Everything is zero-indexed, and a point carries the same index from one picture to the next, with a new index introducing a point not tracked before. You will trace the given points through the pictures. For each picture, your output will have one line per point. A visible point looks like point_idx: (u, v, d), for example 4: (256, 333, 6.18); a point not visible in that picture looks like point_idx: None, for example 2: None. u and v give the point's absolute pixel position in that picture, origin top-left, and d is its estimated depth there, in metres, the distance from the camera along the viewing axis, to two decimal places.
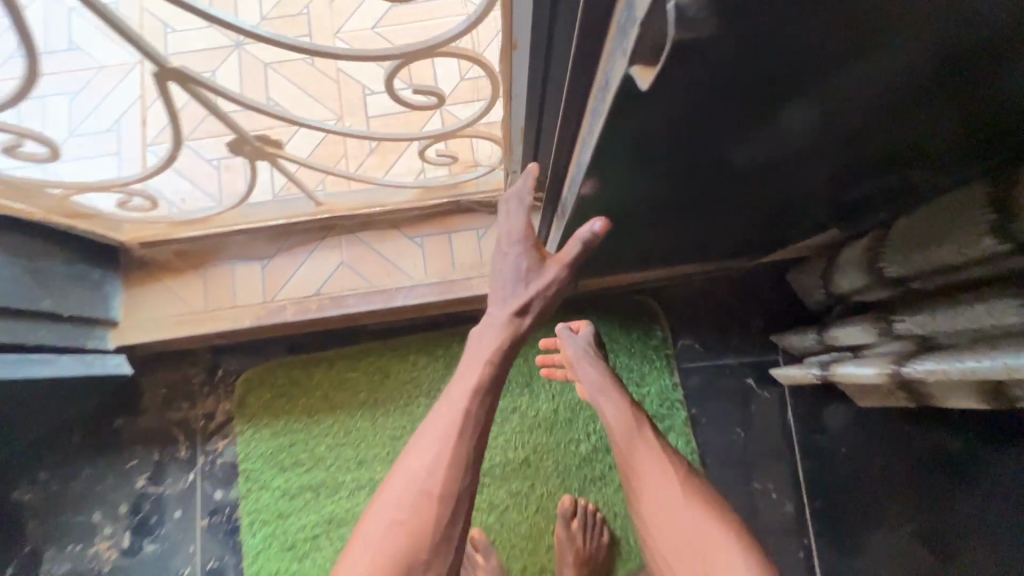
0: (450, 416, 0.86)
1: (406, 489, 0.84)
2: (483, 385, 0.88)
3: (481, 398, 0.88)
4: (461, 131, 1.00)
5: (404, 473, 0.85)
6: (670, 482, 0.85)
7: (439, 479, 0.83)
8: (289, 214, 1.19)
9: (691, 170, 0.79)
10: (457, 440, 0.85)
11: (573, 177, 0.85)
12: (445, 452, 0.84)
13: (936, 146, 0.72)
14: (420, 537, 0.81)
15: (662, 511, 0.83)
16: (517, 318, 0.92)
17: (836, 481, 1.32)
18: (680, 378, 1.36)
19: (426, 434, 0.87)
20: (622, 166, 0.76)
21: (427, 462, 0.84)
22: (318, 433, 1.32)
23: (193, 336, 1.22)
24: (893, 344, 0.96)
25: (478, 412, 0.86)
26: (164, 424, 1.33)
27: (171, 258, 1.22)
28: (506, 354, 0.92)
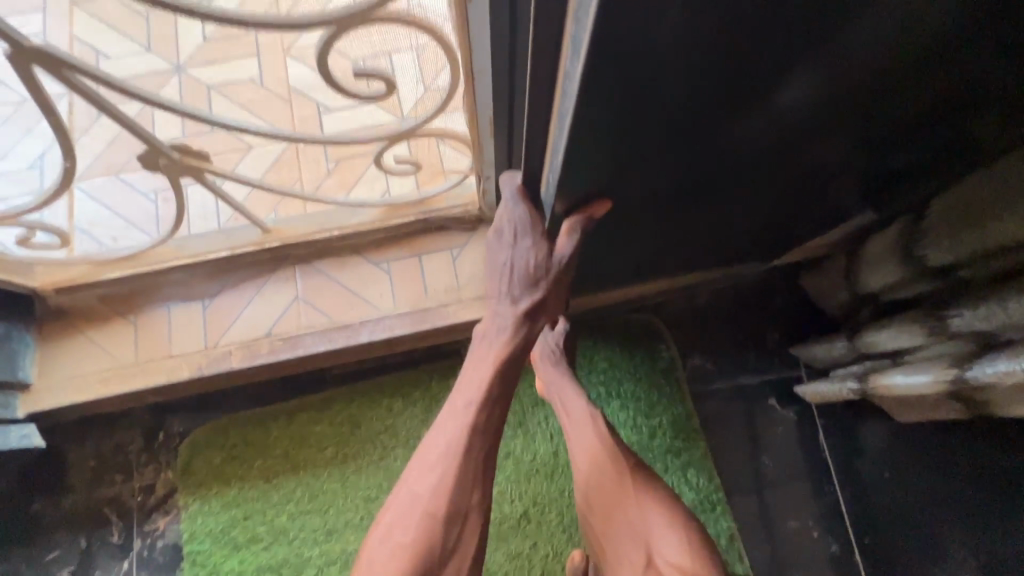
0: (457, 426, 0.72)
1: (411, 510, 0.68)
2: (491, 398, 0.74)
3: (490, 404, 0.74)
4: (418, 129, 0.87)
5: (407, 492, 0.70)
6: (618, 479, 0.81)
7: (446, 496, 0.69)
8: (232, 244, 1.03)
9: (692, 145, 0.66)
10: (464, 452, 0.71)
11: (549, 168, 0.69)
12: (455, 466, 0.70)
13: (936, 112, 0.67)
14: (428, 566, 0.66)
15: (607, 496, 0.80)
16: (518, 328, 0.77)
17: (884, 513, 1.14)
18: (694, 404, 1.20)
19: (429, 448, 0.72)
20: (611, 145, 0.62)
21: (432, 479, 0.69)
22: (278, 501, 1.12)
23: (122, 395, 1.03)
24: (945, 345, 0.82)
25: (490, 420, 0.73)
26: (93, 503, 1.11)
27: (95, 304, 1.04)
28: (514, 363, 0.77)
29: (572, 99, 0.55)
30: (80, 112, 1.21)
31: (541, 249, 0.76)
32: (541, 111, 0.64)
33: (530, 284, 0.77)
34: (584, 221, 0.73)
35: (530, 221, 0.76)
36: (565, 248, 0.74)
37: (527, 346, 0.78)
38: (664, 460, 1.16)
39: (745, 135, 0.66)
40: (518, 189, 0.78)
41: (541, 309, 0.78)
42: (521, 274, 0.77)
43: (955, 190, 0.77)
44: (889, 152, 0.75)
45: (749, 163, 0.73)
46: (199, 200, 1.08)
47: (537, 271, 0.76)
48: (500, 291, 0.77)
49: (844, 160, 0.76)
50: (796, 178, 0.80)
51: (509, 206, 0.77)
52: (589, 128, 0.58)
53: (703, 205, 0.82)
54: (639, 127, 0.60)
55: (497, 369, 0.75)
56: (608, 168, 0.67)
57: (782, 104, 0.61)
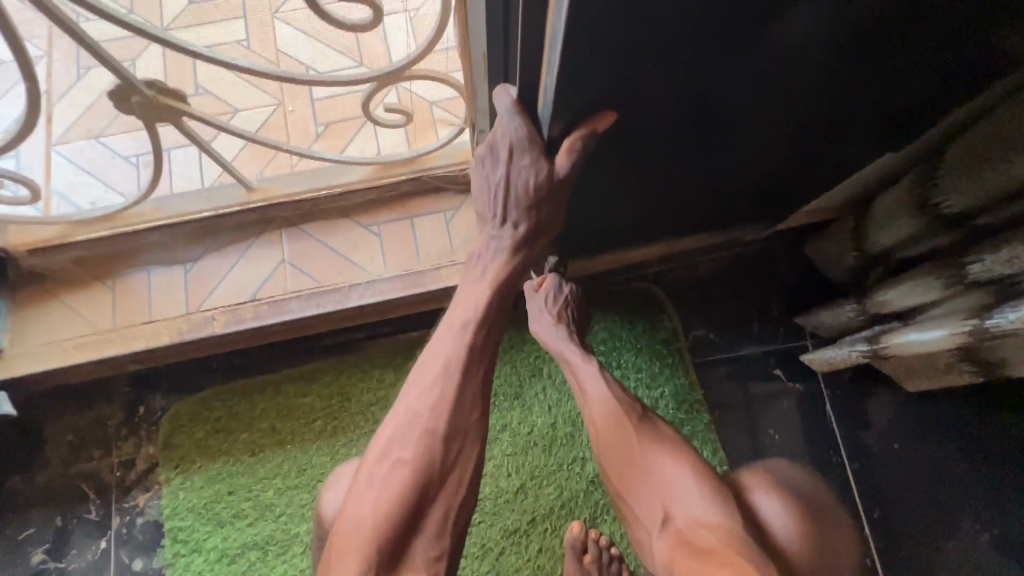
0: (452, 348, 0.71)
1: (409, 428, 0.68)
2: (488, 316, 0.73)
3: (484, 325, 0.73)
4: (407, 74, 0.82)
5: (404, 411, 0.70)
6: (625, 431, 0.78)
7: (445, 415, 0.69)
8: (216, 204, 0.98)
9: (698, 65, 0.62)
10: (463, 371, 0.71)
11: (545, 87, 0.63)
12: (453, 385, 0.70)
13: (952, 38, 0.64)
14: (429, 478, 0.67)
15: (620, 454, 0.78)
16: (515, 250, 0.74)
17: (893, 486, 1.10)
18: (698, 376, 1.16)
19: (426, 367, 0.71)
20: (611, 61, 0.58)
21: (430, 399, 0.69)
22: (264, 476, 1.07)
23: (98, 362, 0.98)
24: (961, 299, 0.78)
25: (485, 342, 0.72)
26: (69, 479, 1.06)
27: (70, 268, 0.99)
28: (502, 299, 0.75)
29: (567, 2, 0.50)
30: (57, 72, 1.15)
31: (541, 168, 0.69)
32: (535, 29, 0.59)
33: (524, 209, 0.72)
34: (586, 137, 0.67)
35: (527, 138, 0.68)
36: (562, 170, 0.68)
37: (521, 272, 0.76)
38: None
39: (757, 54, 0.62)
40: (514, 102, 0.67)
41: (537, 234, 0.75)
42: (516, 195, 0.71)
43: (975, 129, 0.74)
44: (903, 87, 0.72)
45: (757, 96, 0.70)
46: (182, 160, 1.03)
47: (534, 194, 0.70)
48: (494, 214, 0.73)
49: (859, 93, 0.72)
50: (807, 116, 0.76)
51: (503, 121, 0.68)
52: (586, 38, 0.53)
53: (705, 143, 0.78)
54: (641, 38, 0.55)
55: (491, 294, 0.74)
56: (608, 90, 0.62)
57: (791, 19, 0.58)
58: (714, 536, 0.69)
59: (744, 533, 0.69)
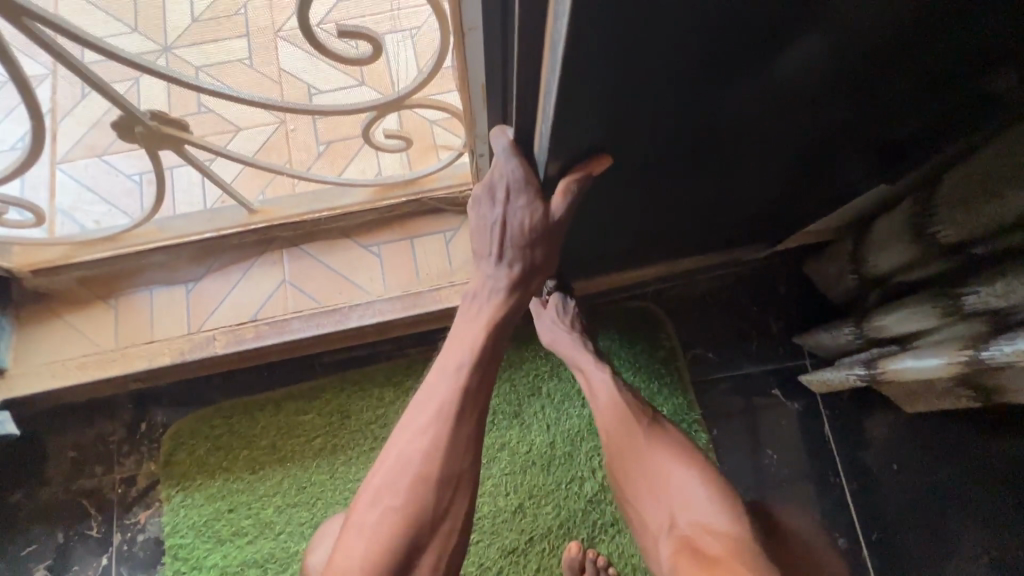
0: (446, 389, 0.71)
1: (401, 473, 0.68)
2: (486, 350, 0.74)
3: (478, 365, 0.73)
4: (406, 100, 0.83)
5: (396, 455, 0.70)
6: (633, 434, 0.79)
7: (438, 460, 0.69)
8: (218, 225, 0.99)
9: (694, 97, 0.62)
10: (458, 416, 0.71)
11: (543, 117, 0.64)
12: (447, 429, 0.70)
13: (947, 73, 0.64)
14: (420, 526, 0.67)
15: (626, 456, 0.79)
16: (513, 287, 0.76)
17: (891, 506, 1.10)
18: (696, 395, 1.16)
19: (421, 409, 0.72)
20: (607, 94, 0.58)
21: (424, 442, 0.69)
22: (263, 493, 1.08)
23: (100, 381, 0.99)
24: (956, 327, 0.79)
25: (479, 383, 0.73)
26: (71, 496, 1.07)
27: (74, 287, 1.00)
28: (504, 326, 0.76)
29: (562, 41, 0.51)
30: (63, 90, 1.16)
31: (537, 210, 0.71)
32: (532, 62, 0.59)
33: (522, 246, 0.74)
34: (580, 180, 0.68)
35: (523, 182, 0.70)
36: (556, 214, 0.71)
37: (518, 307, 0.77)
38: None
39: (752, 85, 0.62)
40: (511, 142, 0.70)
41: (533, 272, 0.77)
42: (512, 236, 0.73)
43: (965, 167, 0.74)
44: (898, 120, 0.72)
45: (757, 123, 0.70)
46: (184, 178, 1.04)
47: (530, 236, 0.73)
48: (491, 253, 0.76)
49: (855, 123, 0.73)
50: (803, 145, 0.77)
51: (500, 162, 0.71)
52: (583, 73, 0.54)
53: (700, 170, 0.79)
54: (637, 73, 0.56)
55: (489, 328, 0.75)
56: (605, 120, 0.63)
57: (784, 57, 0.58)
58: (717, 542, 0.65)
59: (754, 543, 0.64)
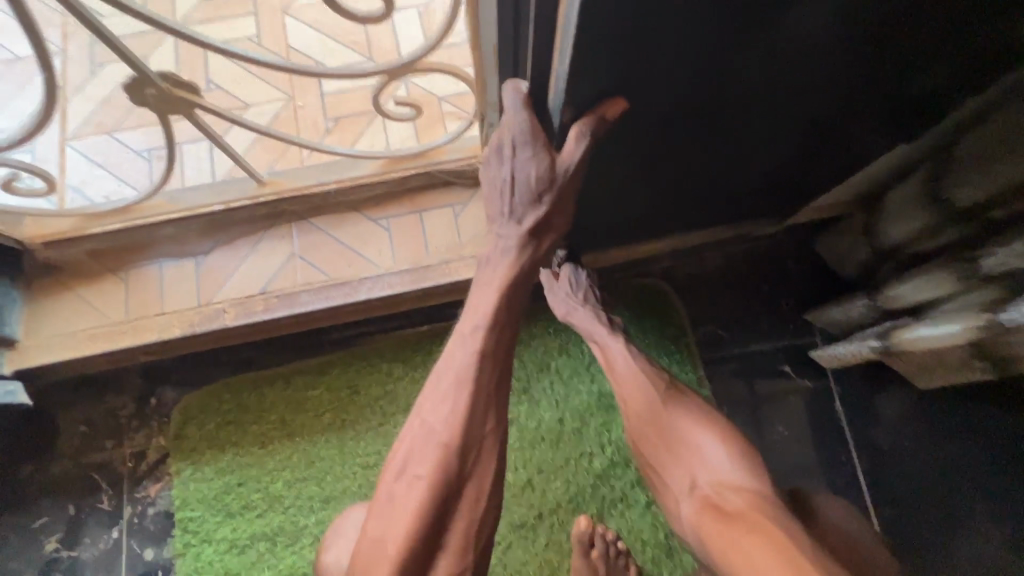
0: (464, 357, 0.71)
1: (425, 442, 0.69)
2: (500, 317, 0.74)
3: (495, 330, 0.73)
4: (417, 66, 0.83)
5: (419, 423, 0.70)
6: (649, 400, 0.79)
7: (460, 428, 0.69)
8: (226, 198, 0.99)
9: (711, 49, 0.61)
10: (477, 381, 0.71)
11: (559, 70, 0.63)
12: (466, 398, 0.70)
13: (966, 30, 0.63)
14: (448, 493, 0.67)
15: (644, 421, 0.79)
16: (527, 245, 0.75)
17: (903, 483, 1.09)
18: (706, 372, 1.15)
19: (440, 379, 0.72)
20: (624, 40, 0.57)
21: (445, 411, 0.70)
22: (273, 468, 1.08)
23: (111, 353, 1.00)
24: (969, 294, 0.78)
25: (496, 346, 0.73)
26: (82, 469, 1.08)
27: (84, 260, 1.01)
28: (517, 288, 0.75)
29: None
30: (73, 68, 1.17)
31: (549, 163, 0.71)
32: (548, 9, 0.59)
33: (533, 201, 0.73)
34: (595, 123, 0.67)
35: (534, 134, 0.70)
36: (569, 165, 0.70)
37: (533, 268, 0.76)
38: None
39: (770, 39, 0.61)
40: (523, 96, 0.70)
41: (547, 230, 0.76)
42: (525, 191, 0.72)
43: (983, 128, 0.74)
44: (916, 81, 0.71)
45: (775, 85, 0.69)
46: (194, 156, 1.05)
47: (543, 190, 0.72)
48: (503, 211, 0.75)
49: (875, 84, 0.71)
50: (820, 109, 0.76)
51: (510, 118, 0.70)
52: (601, 12, 0.53)
53: (718, 134, 0.78)
54: (656, 16, 0.55)
55: (501, 292, 0.74)
56: (621, 70, 0.62)
57: (804, 8, 0.58)
58: (739, 497, 0.66)
59: (777, 500, 0.66)
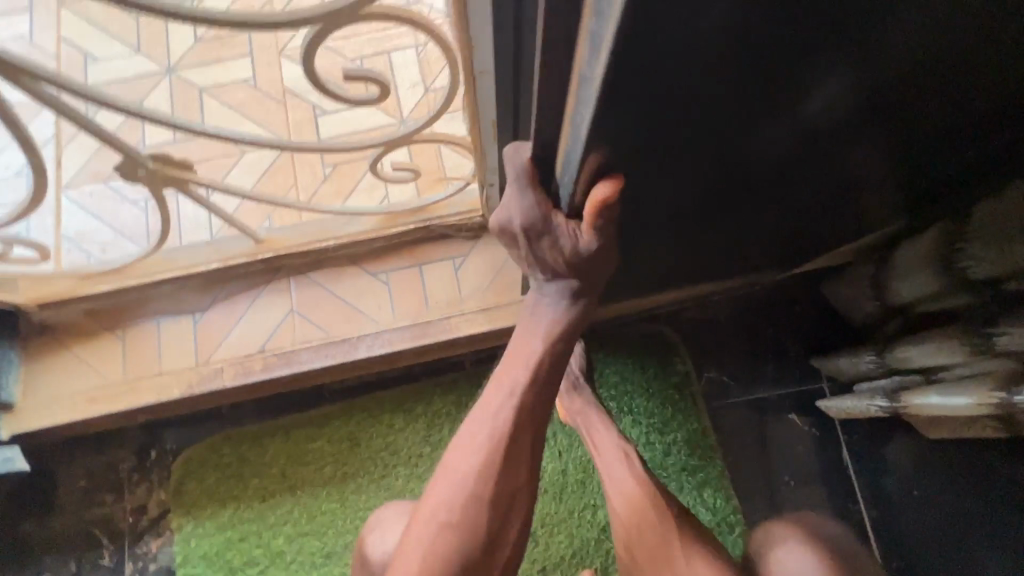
0: (501, 405, 0.61)
1: (455, 488, 0.60)
2: (540, 377, 0.62)
3: (541, 377, 0.62)
4: (414, 135, 0.81)
5: (450, 465, 0.62)
6: (659, 543, 0.74)
7: (496, 478, 0.60)
8: (224, 255, 0.98)
9: (715, 139, 0.60)
10: (512, 437, 0.61)
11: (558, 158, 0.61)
12: (504, 447, 0.60)
13: (975, 106, 0.62)
14: (477, 542, 0.60)
15: (652, 562, 0.74)
16: (573, 303, 0.62)
17: (913, 534, 1.07)
18: (711, 420, 1.14)
19: (474, 425, 0.62)
20: (631, 149, 0.55)
21: (478, 459, 0.61)
22: (274, 522, 1.07)
23: (109, 415, 0.99)
24: (979, 364, 0.77)
25: (538, 399, 0.62)
26: (83, 526, 1.07)
27: (81, 319, 1.00)
28: (562, 344, 0.63)
29: (587, 101, 0.48)
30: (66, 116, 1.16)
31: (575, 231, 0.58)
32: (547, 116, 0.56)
33: (565, 277, 0.61)
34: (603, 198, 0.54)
35: (546, 211, 0.57)
36: (596, 232, 0.57)
37: (581, 321, 0.64)
38: (679, 479, 1.10)
39: (774, 125, 0.60)
40: (526, 164, 0.57)
41: (594, 283, 0.63)
42: (555, 261, 0.59)
43: (1002, 200, 0.71)
44: (926, 152, 0.70)
45: (781, 159, 0.68)
46: (190, 215, 1.03)
47: (576, 260, 0.59)
48: (535, 281, 0.63)
49: (888, 155, 0.69)
50: (828, 178, 0.74)
51: (512, 198, 0.58)
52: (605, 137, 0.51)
53: (727, 206, 0.76)
54: (662, 123, 0.53)
55: (541, 359, 0.62)
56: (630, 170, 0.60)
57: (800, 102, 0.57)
58: None
59: None
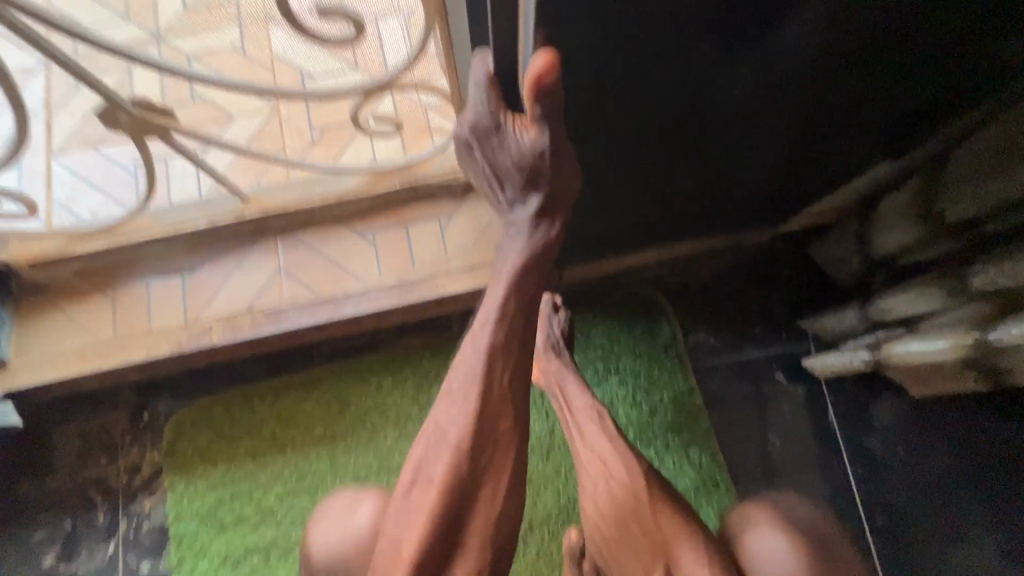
0: (476, 351, 0.63)
1: (438, 441, 0.62)
2: (513, 307, 0.64)
3: (514, 321, 0.64)
4: (395, 85, 0.82)
5: (434, 423, 0.63)
6: (617, 486, 0.77)
7: (475, 423, 0.61)
8: (212, 215, 0.99)
9: (675, 62, 0.62)
10: (488, 380, 0.62)
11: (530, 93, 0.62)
12: (480, 392, 0.62)
13: (941, 36, 0.63)
14: (463, 490, 0.59)
15: (611, 506, 0.76)
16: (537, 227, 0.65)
17: (898, 491, 1.08)
18: (698, 381, 1.14)
19: (452, 377, 0.64)
20: (586, 58, 0.59)
21: (458, 410, 0.62)
22: (266, 481, 1.09)
23: (101, 373, 1.00)
24: (956, 310, 0.77)
25: (512, 339, 0.63)
26: (78, 485, 1.09)
27: (71, 279, 1.01)
28: (535, 274, 0.65)
29: None
30: (57, 82, 1.16)
31: (525, 132, 0.61)
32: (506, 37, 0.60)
33: (524, 183, 0.64)
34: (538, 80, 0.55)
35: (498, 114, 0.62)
36: (541, 129, 0.60)
37: (549, 250, 0.66)
38: (664, 438, 1.11)
39: (730, 55, 0.62)
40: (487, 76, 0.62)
41: (556, 203, 0.65)
42: (509, 167, 0.63)
43: (979, 139, 0.71)
44: (897, 89, 0.70)
45: (754, 98, 0.69)
46: (180, 170, 1.04)
47: (525, 159, 0.62)
48: (500, 200, 0.67)
49: (860, 91, 0.70)
50: (803, 121, 0.75)
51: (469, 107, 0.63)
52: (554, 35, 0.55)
53: (703, 148, 0.78)
54: None
55: (512, 285, 0.64)
56: (589, 85, 0.63)
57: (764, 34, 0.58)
58: None
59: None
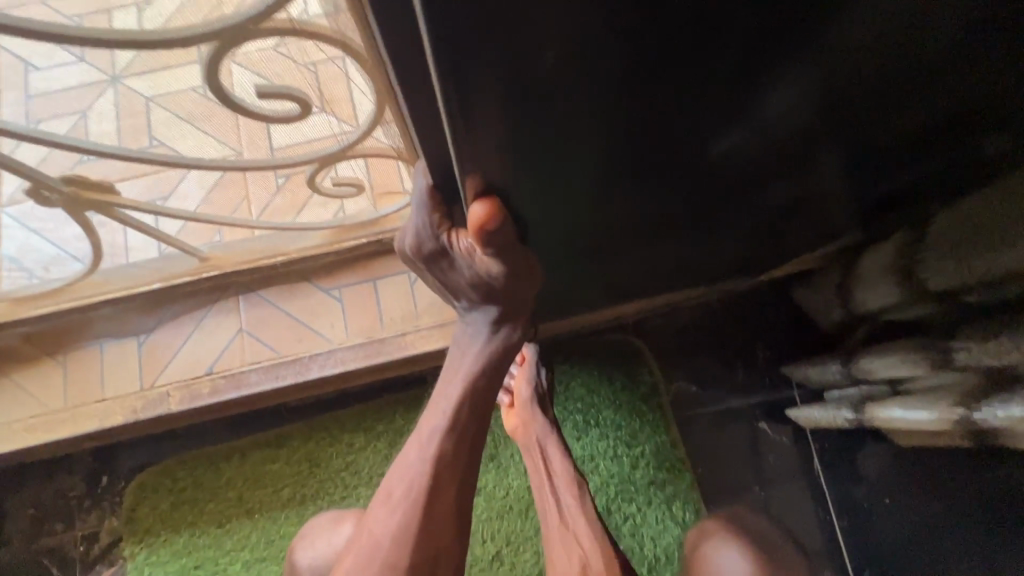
0: (416, 461, 0.62)
1: (369, 555, 0.61)
2: (463, 415, 0.64)
3: (460, 431, 0.64)
4: (351, 150, 0.78)
5: (368, 533, 0.63)
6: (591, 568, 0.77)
7: (409, 542, 0.61)
8: (166, 275, 0.94)
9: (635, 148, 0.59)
10: (430, 494, 0.62)
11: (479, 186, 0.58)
12: (416, 511, 0.61)
13: (927, 129, 0.59)
14: None
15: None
16: (496, 330, 0.66)
17: (883, 544, 1.05)
18: (680, 431, 1.11)
19: (392, 481, 0.63)
20: (535, 183, 0.54)
21: (392, 523, 0.62)
22: (230, 548, 1.04)
23: (52, 444, 0.95)
24: (936, 377, 0.75)
25: (456, 448, 0.63)
26: (32, 557, 1.03)
27: (19, 344, 0.96)
28: (488, 381, 0.66)
29: (484, 128, 0.45)
30: None
31: (473, 256, 0.59)
32: None
33: (483, 295, 0.63)
34: (486, 214, 0.53)
35: (440, 232, 0.58)
36: (492, 258, 0.58)
37: (511, 349, 0.67)
38: (646, 493, 1.07)
39: (695, 167, 0.58)
40: (428, 192, 0.56)
41: (515, 309, 0.65)
42: (466, 286, 0.63)
43: (958, 208, 0.68)
44: (881, 173, 0.67)
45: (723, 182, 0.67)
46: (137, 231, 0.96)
47: (482, 281, 0.61)
48: (458, 306, 0.67)
49: (838, 177, 0.67)
50: (782, 202, 0.71)
51: (412, 218, 0.59)
52: (493, 170, 0.50)
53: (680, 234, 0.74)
54: (578, 145, 0.50)
55: (464, 392, 0.64)
56: None
57: (727, 135, 0.54)
58: None
59: None
